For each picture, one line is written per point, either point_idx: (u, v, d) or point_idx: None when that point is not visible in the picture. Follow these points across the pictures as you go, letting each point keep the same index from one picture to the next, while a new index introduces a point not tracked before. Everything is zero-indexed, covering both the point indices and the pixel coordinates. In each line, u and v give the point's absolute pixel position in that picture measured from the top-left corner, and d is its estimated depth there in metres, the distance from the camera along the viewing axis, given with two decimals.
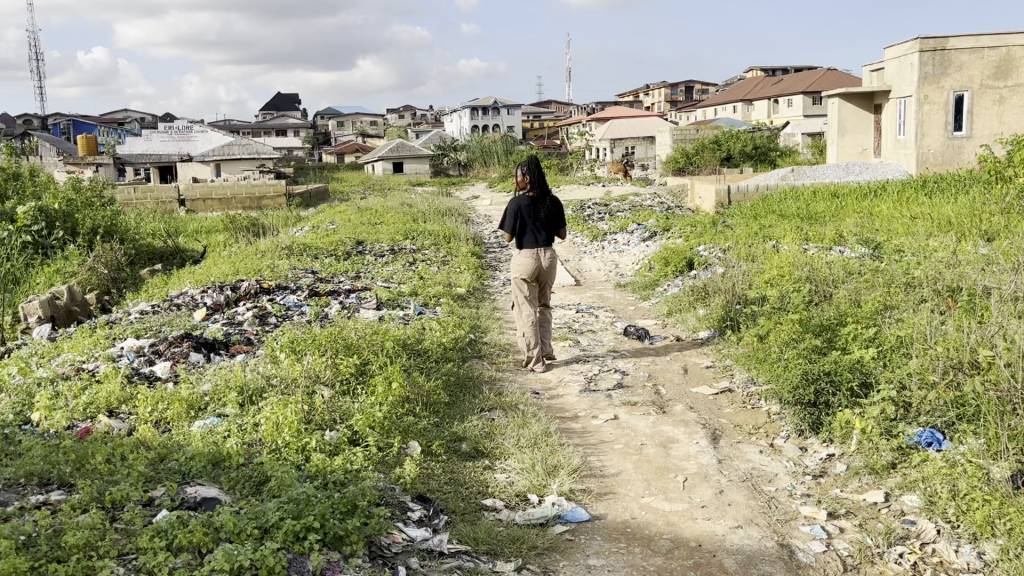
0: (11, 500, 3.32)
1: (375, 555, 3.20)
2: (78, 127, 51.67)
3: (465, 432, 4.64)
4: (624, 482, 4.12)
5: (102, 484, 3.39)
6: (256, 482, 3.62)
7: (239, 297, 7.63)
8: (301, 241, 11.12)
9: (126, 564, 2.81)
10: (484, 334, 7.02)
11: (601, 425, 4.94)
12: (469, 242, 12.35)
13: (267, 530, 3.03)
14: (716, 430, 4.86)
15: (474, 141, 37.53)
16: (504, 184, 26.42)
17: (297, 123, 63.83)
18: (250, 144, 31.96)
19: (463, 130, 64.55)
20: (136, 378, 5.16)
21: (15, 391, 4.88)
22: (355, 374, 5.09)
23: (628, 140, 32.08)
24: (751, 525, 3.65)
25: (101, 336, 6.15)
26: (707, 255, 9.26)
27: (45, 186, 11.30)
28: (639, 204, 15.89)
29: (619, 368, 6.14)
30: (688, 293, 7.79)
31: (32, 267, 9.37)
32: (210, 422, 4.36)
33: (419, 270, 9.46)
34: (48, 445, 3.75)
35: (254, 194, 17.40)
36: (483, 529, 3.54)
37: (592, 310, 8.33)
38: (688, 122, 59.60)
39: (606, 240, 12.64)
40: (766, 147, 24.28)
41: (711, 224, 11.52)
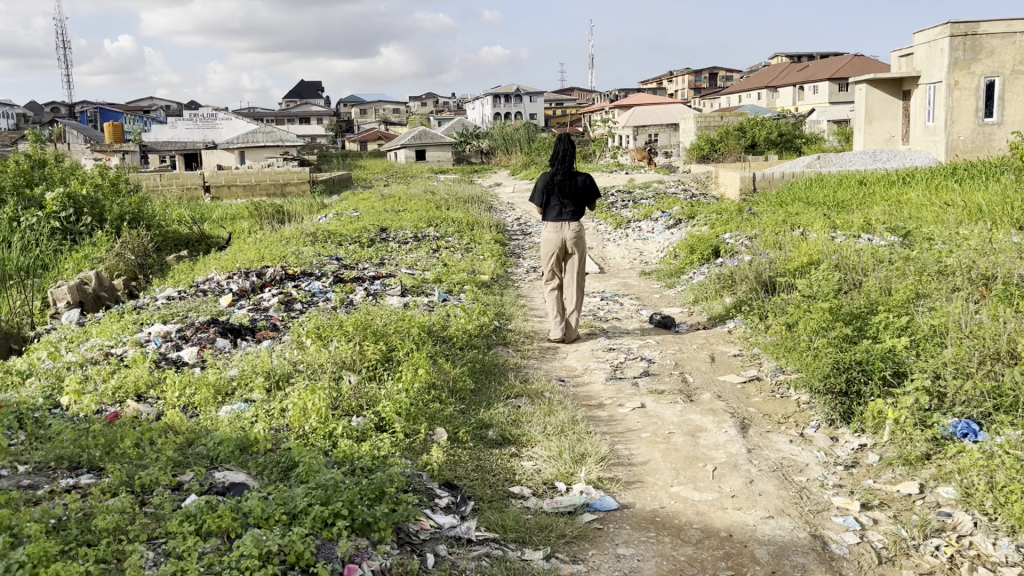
0: (42, 484, 3.33)
1: (404, 542, 3.19)
2: (105, 114, 52.20)
3: (491, 419, 4.62)
4: (652, 471, 4.07)
5: (131, 468, 3.39)
6: (284, 467, 3.61)
7: (265, 284, 7.64)
8: (325, 228, 11.13)
9: (155, 548, 2.81)
10: (509, 321, 6.98)
11: (628, 413, 4.89)
12: (493, 229, 12.31)
13: (294, 516, 3.01)
14: (745, 419, 4.79)
15: (496, 128, 37.45)
16: (527, 172, 26.31)
17: (320, 111, 64.01)
18: (274, 131, 32.05)
19: (485, 118, 64.43)
20: (163, 363, 5.18)
21: (45, 375, 4.91)
22: (381, 361, 5.09)
23: (652, 127, 31.82)
24: (783, 515, 3.60)
25: (129, 321, 6.18)
26: (733, 243, 9.15)
27: (74, 172, 11.37)
28: (664, 191, 15.76)
29: (645, 357, 6.08)
30: (714, 282, 7.68)
31: (61, 253, 9.45)
32: (237, 407, 4.36)
33: (442, 257, 9.44)
34: (78, 429, 3.76)
35: (279, 180, 17.45)
36: (511, 517, 3.51)
37: (617, 298, 8.27)
38: (711, 109, 59.11)
39: (630, 227, 12.55)
40: (792, 134, 23.98)
41: (737, 211, 11.39)
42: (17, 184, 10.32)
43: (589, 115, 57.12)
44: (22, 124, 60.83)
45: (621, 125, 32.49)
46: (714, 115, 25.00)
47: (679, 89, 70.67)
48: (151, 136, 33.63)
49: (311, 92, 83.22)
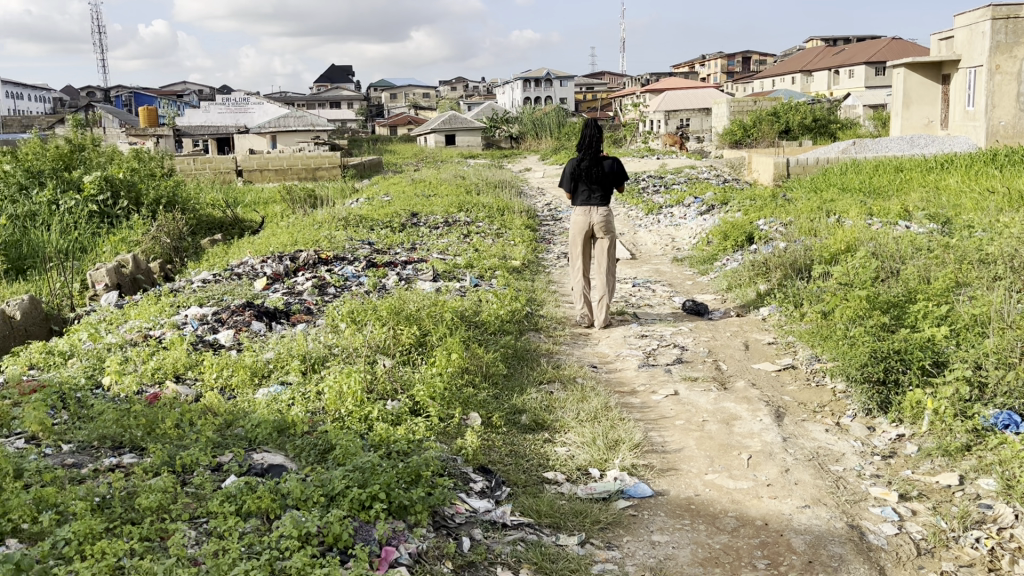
0: (85, 463, 3.40)
1: (439, 525, 3.21)
2: (139, 98, 52.87)
3: (525, 404, 4.63)
4: (687, 458, 4.06)
5: (172, 449, 3.45)
6: (321, 450, 3.64)
7: (298, 268, 7.70)
8: (357, 213, 11.17)
9: (197, 527, 2.86)
10: (540, 307, 6.98)
11: (661, 400, 4.87)
12: (523, 214, 12.28)
13: (333, 497, 3.05)
14: (780, 407, 4.75)
15: (526, 112, 37.30)
16: (557, 157, 26.21)
17: (351, 95, 64.19)
18: (305, 115, 32.19)
19: (515, 102, 64.19)
20: (200, 345, 5.25)
21: (86, 355, 5.00)
22: (414, 345, 5.12)
23: (684, 112, 31.50)
24: (820, 505, 3.57)
25: (166, 304, 6.26)
26: (768, 229, 9.06)
27: (111, 156, 11.50)
28: (696, 177, 15.61)
29: (678, 344, 6.04)
30: (748, 269, 7.60)
31: (98, 236, 9.59)
32: (274, 389, 4.42)
33: (473, 242, 9.44)
34: (119, 409, 3.83)
35: (310, 165, 17.53)
36: (545, 502, 3.52)
37: (649, 284, 8.22)
38: (744, 93, 58.41)
39: (662, 213, 12.46)
40: (827, 119, 23.64)
41: (771, 197, 11.24)
42: (56, 168, 10.44)
43: (620, 99, 56.71)
44: (57, 107, 61.82)
45: (652, 109, 32.21)
46: (747, 99, 24.67)
47: (711, 73, 69.87)
48: (184, 121, 33.93)
49: (341, 75, 83.41)
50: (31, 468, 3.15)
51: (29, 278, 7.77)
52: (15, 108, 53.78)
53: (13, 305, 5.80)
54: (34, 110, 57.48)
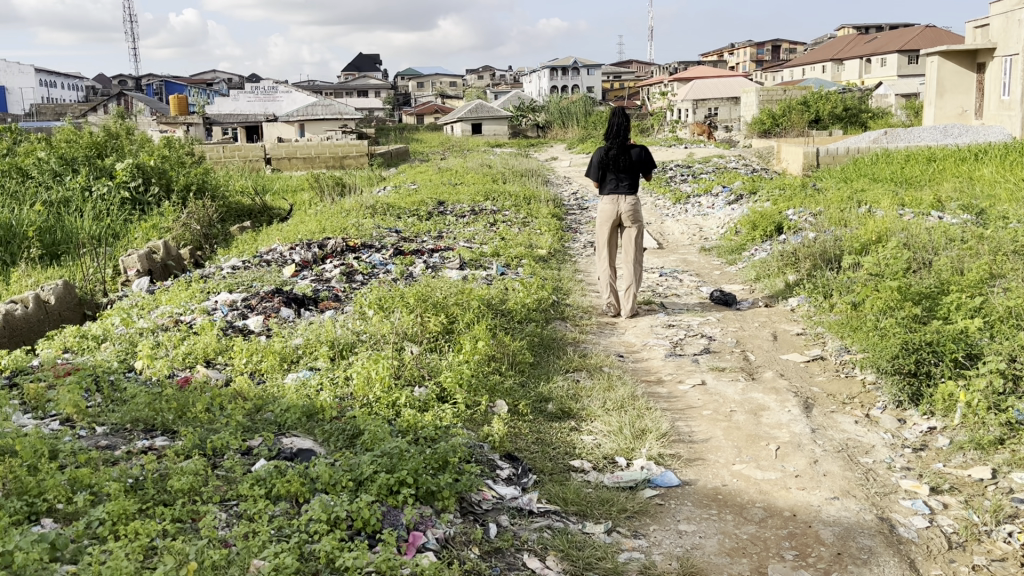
0: (119, 445, 3.46)
1: (466, 511, 3.22)
2: (169, 86, 53.39)
3: (551, 392, 4.63)
4: (714, 448, 4.04)
5: (204, 432, 3.50)
6: (349, 435, 3.67)
7: (326, 255, 7.74)
8: (384, 201, 11.20)
9: (228, 510, 2.90)
10: (566, 296, 6.96)
11: (688, 390, 4.85)
12: (550, 203, 12.25)
13: (361, 482, 3.07)
14: (809, 398, 4.71)
15: (553, 101, 37.17)
16: (583, 146, 26.10)
17: (378, 84, 64.29)
18: (332, 104, 32.28)
19: (542, 91, 63.99)
20: (230, 331, 5.30)
21: (119, 340, 5.07)
22: (442, 333, 5.14)
23: (712, 101, 31.21)
24: (849, 496, 3.54)
25: (197, 290, 6.32)
26: (797, 219, 8.96)
27: (142, 144, 11.63)
28: (724, 166, 15.47)
29: (705, 334, 6.01)
30: (777, 259, 7.52)
31: (130, 223, 9.70)
32: (302, 375, 4.45)
33: (500, 231, 9.43)
34: (151, 393, 3.89)
35: (338, 153, 17.60)
36: (572, 490, 3.52)
37: (676, 274, 8.17)
38: (773, 82, 57.77)
39: (689, 202, 12.37)
40: (858, 108, 23.33)
41: (801, 187, 11.12)
42: (89, 155, 10.56)
43: (647, 88, 56.31)
44: (89, 95, 62.62)
45: (680, 98, 31.97)
46: (777, 88, 24.40)
47: (740, 62, 69.15)
48: (214, 109, 34.19)
49: (368, 64, 83.59)
50: (66, 449, 3.21)
51: (63, 263, 7.88)
52: (48, 96, 54.48)
53: (48, 290, 5.89)
54: (67, 98, 58.23)
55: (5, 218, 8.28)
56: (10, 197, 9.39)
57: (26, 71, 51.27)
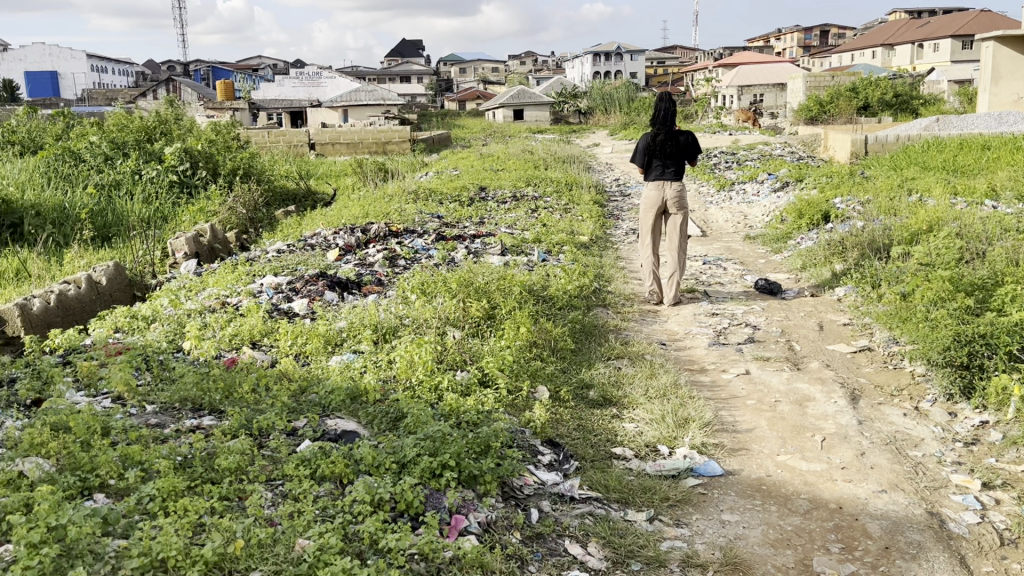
0: (168, 423, 3.53)
1: (508, 496, 3.23)
2: (216, 71, 54.22)
3: (593, 379, 4.61)
4: (758, 438, 3.99)
5: (250, 413, 3.55)
6: (392, 418, 3.71)
7: (369, 240, 7.79)
8: (426, 186, 11.25)
9: (274, 489, 2.95)
10: (608, 283, 6.92)
11: (732, 379, 4.80)
12: (592, 190, 12.19)
13: (404, 465, 3.10)
14: (856, 389, 4.62)
15: (596, 87, 36.94)
16: (626, 132, 25.89)
17: (421, 70, 64.41)
18: (376, 89, 32.44)
19: (584, 77, 63.64)
20: (276, 314, 5.37)
21: (167, 320, 5.17)
22: (484, 318, 5.16)
23: (758, 87, 30.72)
24: (897, 490, 3.47)
25: (243, 272, 6.41)
26: (845, 208, 8.79)
27: (191, 129, 11.81)
28: (769, 153, 15.24)
29: (750, 323, 5.93)
30: (824, 248, 7.39)
31: (178, 206, 9.85)
32: (346, 358, 4.49)
33: (541, 217, 9.40)
34: (199, 373, 3.96)
35: (381, 139, 17.70)
36: (614, 477, 3.51)
37: (720, 262, 8.08)
38: (821, 68, 56.68)
39: (733, 190, 12.22)
40: (909, 95, 22.81)
41: (849, 175, 10.92)
42: (139, 139, 10.75)
43: (691, 73, 55.67)
44: (139, 80, 63.79)
45: (726, 84, 31.54)
46: (824, 75, 23.93)
47: (787, 48, 67.91)
48: (259, 94, 34.60)
49: (411, 50, 83.87)
50: (118, 426, 3.28)
51: (114, 244, 8.03)
52: (100, 80, 55.48)
53: (100, 270, 6.01)
54: (118, 84, 59.32)
55: (59, 200, 8.47)
56: (63, 179, 9.61)
57: (77, 58, 52.18)
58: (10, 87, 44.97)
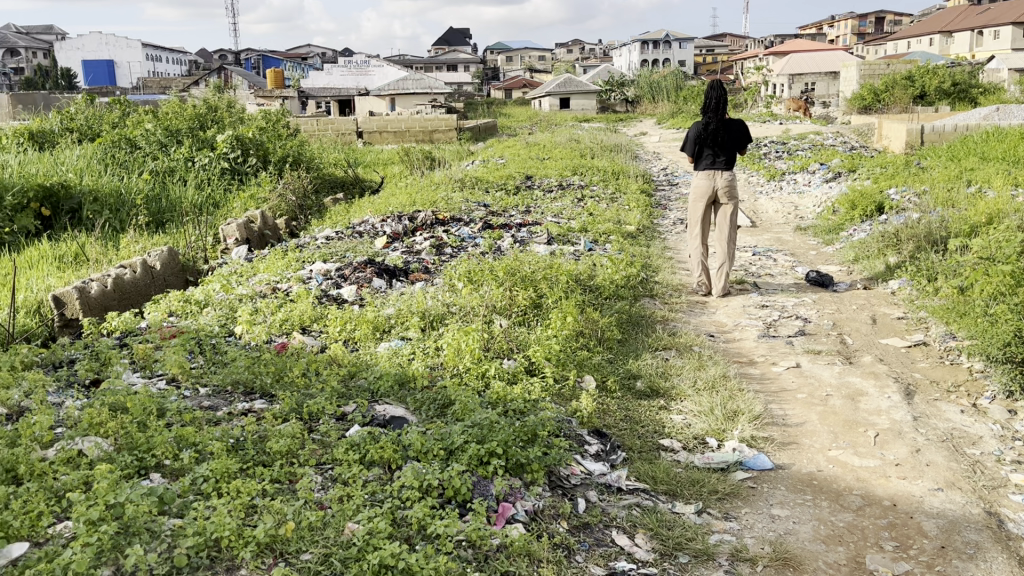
0: (220, 406, 3.60)
1: (555, 485, 3.23)
2: (267, 61, 55.00)
3: (640, 369, 4.58)
4: (809, 433, 3.92)
5: (301, 397, 3.60)
6: (440, 405, 3.73)
7: (417, 227, 7.82)
8: (473, 175, 11.27)
9: (323, 473, 2.98)
10: (655, 273, 6.86)
11: (782, 372, 4.73)
12: (639, 179, 12.10)
13: (451, 452, 3.12)
14: (910, 385, 4.52)
15: (643, 76, 36.61)
16: (674, 120, 25.64)
17: (467, 58, 64.43)
18: (423, 78, 32.57)
19: (632, 66, 63.12)
20: (325, 300, 5.43)
21: (219, 305, 5.25)
22: (531, 307, 5.16)
23: (809, 76, 30.17)
24: (954, 489, 3.38)
25: (293, 259, 6.48)
26: (900, 200, 8.60)
27: (242, 117, 11.98)
28: (821, 143, 14.96)
29: (800, 315, 5.83)
30: (878, 240, 7.23)
31: (230, 192, 10.01)
32: (394, 344, 4.52)
33: (588, 206, 9.35)
34: (251, 357, 4.02)
35: (427, 127, 17.78)
36: (662, 469, 3.48)
37: (770, 253, 7.95)
38: (876, 56, 55.41)
39: (784, 180, 12.02)
40: (966, 83, 22.24)
41: (904, 165, 10.67)
42: (192, 127, 10.93)
43: (741, 62, 54.88)
44: (191, 68, 65.03)
45: (776, 73, 31.03)
46: (879, 63, 23.38)
47: (841, 35, 66.54)
48: (308, 83, 34.97)
49: (458, 39, 84.01)
50: (173, 408, 3.35)
51: (168, 230, 8.18)
52: (155, 70, 56.60)
53: (155, 255, 6.13)
54: (172, 73, 60.45)
55: (116, 187, 8.66)
56: (119, 166, 9.81)
57: (133, 45, 53.63)
58: (69, 76, 46.28)
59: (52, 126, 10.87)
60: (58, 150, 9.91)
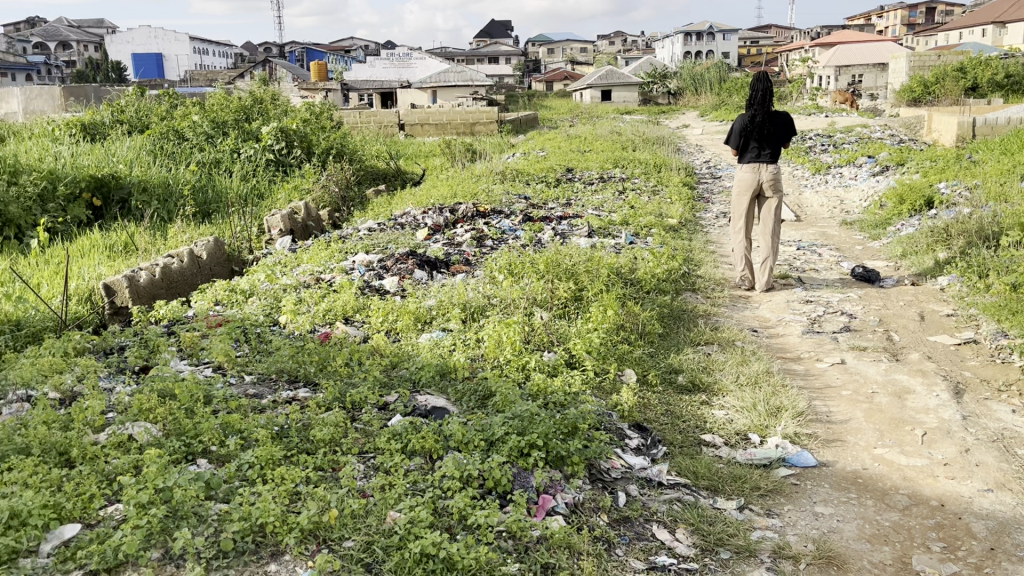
0: (265, 394, 3.66)
1: (596, 478, 3.23)
2: (311, 54, 55.53)
3: (682, 364, 4.54)
4: (853, 430, 3.86)
5: (343, 386, 3.65)
6: (481, 396, 3.74)
7: (457, 220, 7.84)
8: (514, 167, 11.27)
9: (366, 461, 3.01)
10: (697, 267, 6.79)
11: (826, 368, 4.66)
12: (681, 171, 11.99)
13: (492, 443, 3.13)
14: (959, 382, 4.42)
15: (686, 67, 36.26)
16: (717, 113, 25.34)
17: (509, 51, 64.36)
18: (465, 70, 32.61)
19: (675, 58, 62.47)
20: (367, 291, 5.47)
21: (264, 295, 5.33)
22: (572, 300, 5.15)
23: (857, 68, 29.61)
24: (1004, 490, 3.29)
25: (336, 250, 6.54)
26: (951, 193, 8.40)
27: (287, 109, 12.10)
28: (868, 136, 14.68)
29: (846, 311, 5.73)
30: (927, 236, 7.07)
31: (274, 184, 10.14)
32: (435, 335, 4.54)
33: (629, 199, 9.28)
34: (295, 346, 4.08)
35: (469, 120, 17.81)
36: (703, 464, 3.45)
37: (815, 248, 7.83)
38: (926, 47, 54.16)
39: (830, 173, 11.82)
40: (1021, 75, 21.66)
41: (955, 159, 10.42)
42: (238, 119, 11.07)
43: (786, 54, 54.06)
44: (237, 61, 65.96)
45: (823, 64, 30.50)
46: (930, 54, 22.84)
47: (891, 26, 65.17)
48: (351, 76, 35.22)
49: (500, 31, 83.98)
50: (219, 395, 3.41)
51: (214, 220, 8.31)
52: (203, 62, 57.48)
53: (201, 245, 6.23)
54: (218, 66, 61.38)
55: (164, 177, 8.81)
56: (167, 157, 9.99)
57: (184, 40, 54.36)
58: (118, 70, 47.26)
59: (103, 119, 11.10)
60: (109, 142, 10.11)
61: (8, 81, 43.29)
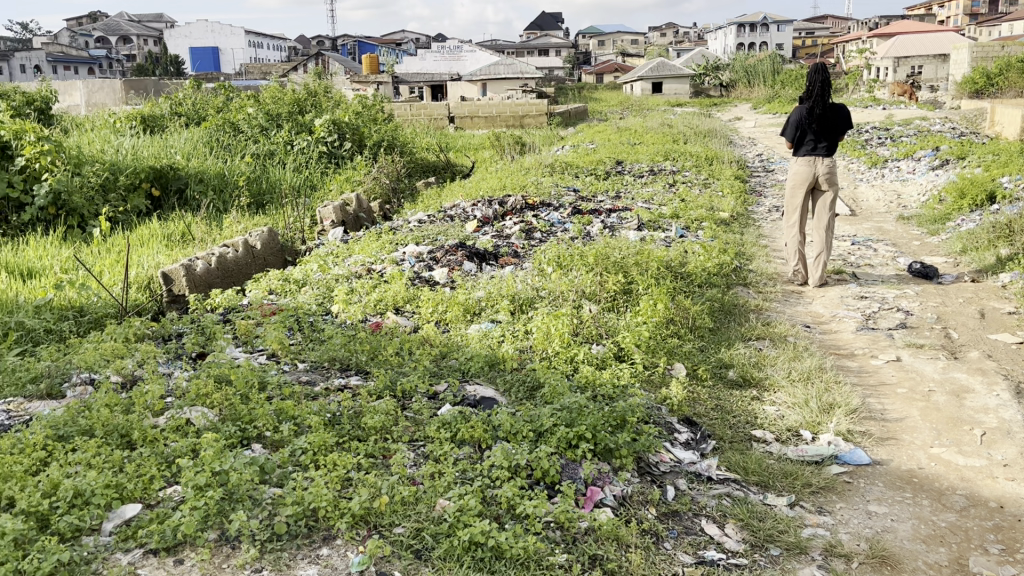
0: (318, 381, 3.74)
1: (643, 471, 3.22)
2: (362, 47, 56.06)
3: (732, 359, 4.49)
4: (909, 429, 3.78)
5: (393, 375, 3.69)
6: (529, 387, 3.76)
7: (507, 212, 7.86)
8: (563, 159, 11.24)
9: (415, 449, 3.05)
10: (749, 262, 6.70)
11: (881, 365, 4.57)
12: (733, 165, 11.83)
13: (541, 434, 3.15)
14: (1021, 382, 4.30)
15: (740, 59, 35.72)
16: (771, 105, 24.94)
17: (559, 43, 64.09)
18: (515, 62, 32.62)
19: (728, 50, 61.51)
20: (417, 282, 5.52)
21: (317, 284, 5.41)
22: (621, 292, 5.13)
23: (917, 59, 28.81)
24: None
25: (387, 241, 6.61)
26: (1014, 188, 8.15)
27: (339, 102, 12.24)
28: (928, 128, 14.31)
29: (902, 307, 5.61)
30: (989, 231, 6.88)
31: (326, 176, 10.28)
32: (484, 326, 4.57)
33: (680, 192, 9.19)
34: (346, 335, 4.14)
35: (518, 112, 17.80)
36: (754, 460, 3.42)
37: (870, 243, 7.67)
38: (989, 37, 52.42)
39: (887, 167, 11.55)
40: None
41: (1019, 152, 10.09)
42: (292, 111, 11.24)
43: (843, 45, 52.85)
44: (291, 54, 66.98)
45: (881, 55, 29.76)
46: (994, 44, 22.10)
47: (954, 16, 63.27)
48: (402, 69, 35.50)
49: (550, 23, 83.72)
50: (273, 382, 3.48)
51: (268, 211, 8.46)
52: (258, 56, 58.51)
53: (256, 235, 6.35)
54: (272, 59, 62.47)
55: (219, 167, 8.98)
56: (223, 149, 10.19)
57: (236, 33, 55.63)
58: (176, 65, 48.40)
59: (163, 111, 11.36)
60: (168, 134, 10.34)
61: (71, 75, 44.71)
